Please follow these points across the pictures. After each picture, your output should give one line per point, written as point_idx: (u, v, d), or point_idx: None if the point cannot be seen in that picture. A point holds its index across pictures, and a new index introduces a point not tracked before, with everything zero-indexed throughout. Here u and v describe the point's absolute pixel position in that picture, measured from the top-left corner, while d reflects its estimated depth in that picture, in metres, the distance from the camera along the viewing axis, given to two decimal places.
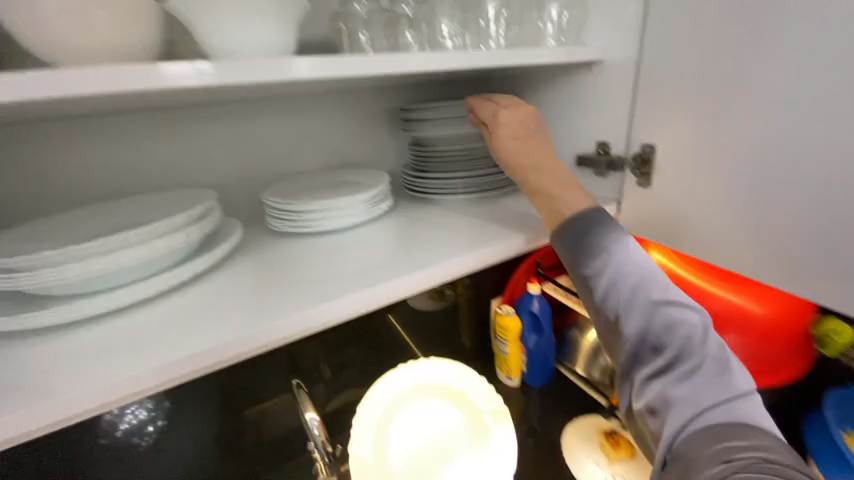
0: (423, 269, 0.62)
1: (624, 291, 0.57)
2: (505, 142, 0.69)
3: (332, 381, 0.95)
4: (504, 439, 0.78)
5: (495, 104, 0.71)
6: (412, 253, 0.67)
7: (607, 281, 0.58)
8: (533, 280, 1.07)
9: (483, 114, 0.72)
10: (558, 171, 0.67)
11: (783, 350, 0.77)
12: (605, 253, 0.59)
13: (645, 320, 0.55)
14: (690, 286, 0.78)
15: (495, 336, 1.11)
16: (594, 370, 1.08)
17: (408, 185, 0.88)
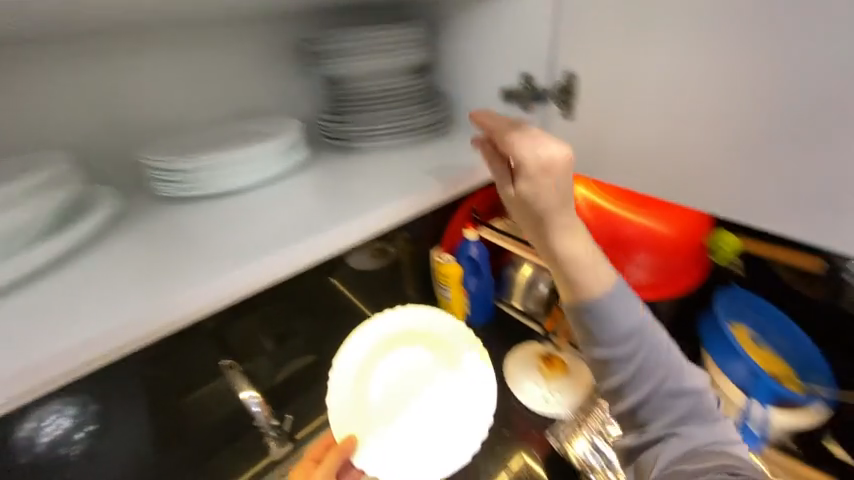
0: (346, 222, 0.59)
1: (652, 354, 0.64)
2: (547, 198, 0.58)
3: (275, 352, 1.01)
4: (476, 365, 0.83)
5: (534, 140, 0.57)
6: (332, 208, 0.62)
7: (629, 353, 0.64)
8: (470, 227, 1.16)
9: (518, 157, 0.57)
10: (584, 235, 0.63)
11: (687, 262, 0.82)
12: (629, 331, 0.63)
13: (664, 376, 0.65)
14: (607, 212, 0.83)
15: (438, 284, 1.19)
16: (530, 303, 1.17)
17: (327, 134, 0.79)
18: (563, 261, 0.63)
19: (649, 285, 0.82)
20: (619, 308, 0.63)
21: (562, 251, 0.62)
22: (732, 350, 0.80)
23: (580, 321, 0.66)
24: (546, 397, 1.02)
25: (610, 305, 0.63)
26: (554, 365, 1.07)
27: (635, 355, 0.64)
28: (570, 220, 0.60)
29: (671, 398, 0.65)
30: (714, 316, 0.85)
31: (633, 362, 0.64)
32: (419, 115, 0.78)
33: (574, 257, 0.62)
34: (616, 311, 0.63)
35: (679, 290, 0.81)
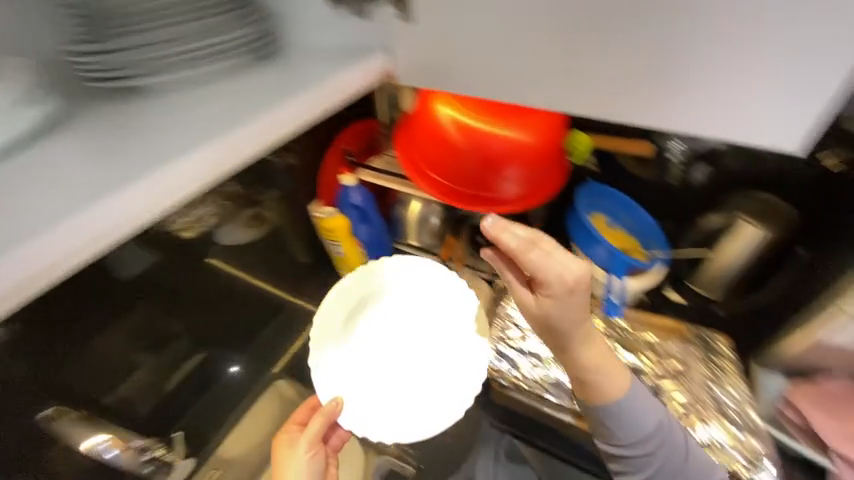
0: (139, 183, 0.50)
1: (657, 416, 0.73)
2: (554, 300, 0.68)
3: (161, 356, 0.91)
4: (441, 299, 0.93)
5: (552, 254, 0.65)
6: (115, 178, 0.51)
7: (646, 452, 0.73)
8: (346, 172, 1.05)
9: (544, 269, 0.66)
10: (599, 349, 0.73)
11: (549, 167, 0.85)
12: (648, 433, 0.72)
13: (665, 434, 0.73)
14: (471, 129, 0.80)
15: (328, 242, 1.11)
16: (424, 237, 1.16)
17: (92, 74, 0.61)
18: (579, 374, 0.73)
19: (517, 198, 0.85)
20: (634, 416, 0.72)
21: (579, 363, 0.72)
22: (592, 238, 0.90)
23: (597, 419, 0.74)
24: None
25: (622, 410, 0.72)
26: None
27: (650, 457, 0.73)
28: (578, 311, 0.69)
29: (668, 453, 0.73)
30: (575, 212, 0.93)
31: (644, 438, 0.72)
32: (225, 32, 0.61)
33: (587, 368, 0.72)
34: (636, 413, 0.72)
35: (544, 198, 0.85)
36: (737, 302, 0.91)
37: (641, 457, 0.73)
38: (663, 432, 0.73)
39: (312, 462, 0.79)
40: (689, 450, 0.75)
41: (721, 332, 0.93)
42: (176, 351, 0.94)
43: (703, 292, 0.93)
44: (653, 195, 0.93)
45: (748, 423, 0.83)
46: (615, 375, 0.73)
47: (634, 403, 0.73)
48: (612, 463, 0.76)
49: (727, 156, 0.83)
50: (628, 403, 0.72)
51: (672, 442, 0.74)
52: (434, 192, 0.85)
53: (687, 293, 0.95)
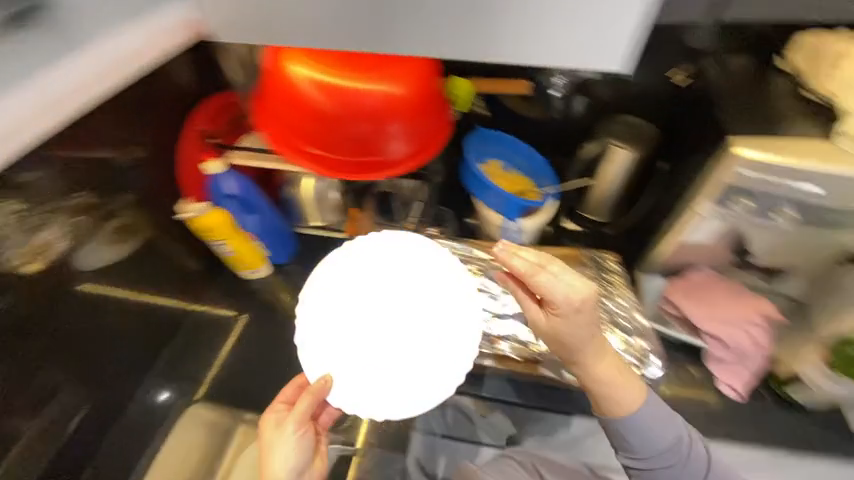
0: None
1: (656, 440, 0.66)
2: (562, 321, 0.66)
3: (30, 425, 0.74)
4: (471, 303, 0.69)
5: (548, 273, 0.63)
6: None
7: (667, 467, 0.67)
8: (210, 157, 0.90)
9: (545, 292, 0.64)
10: (612, 363, 0.68)
11: (431, 117, 0.78)
12: (664, 447, 0.66)
13: (664, 456, 0.66)
14: (335, 86, 0.68)
15: (209, 241, 0.96)
16: (328, 214, 1.08)
17: None
18: (593, 386, 0.68)
19: (406, 156, 0.78)
20: (655, 433, 0.66)
21: (591, 376, 0.68)
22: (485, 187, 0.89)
23: (613, 436, 0.68)
24: None
25: (640, 427, 0.66)
26: None
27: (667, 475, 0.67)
28: (581, 327, 0.65)
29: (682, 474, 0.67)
30: (467, 164, 0.93)
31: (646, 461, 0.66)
32: None
33: (597, 379, 0.67)
34: (656, 432, 0.66)
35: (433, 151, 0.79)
36: (625, 222, 0.98)
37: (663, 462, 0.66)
38: (684, 448, 0.67)
39: (304, 443, 0.68)
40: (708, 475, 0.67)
41: (612, 252, 0.97)
42: (55, 410, 0.77)
43: (596, 217, 0.99)
44: (545, 131, 0.98)
45: (639, 326, 0.83)
46: (630, 387, 0.67)
47: (652, 421, 0.66)
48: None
49: (598, 85, 0.89)
50: (646, 418, 0.66)
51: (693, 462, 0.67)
52: (314, 165, 0.76)
53: (584, 222, 1.00)
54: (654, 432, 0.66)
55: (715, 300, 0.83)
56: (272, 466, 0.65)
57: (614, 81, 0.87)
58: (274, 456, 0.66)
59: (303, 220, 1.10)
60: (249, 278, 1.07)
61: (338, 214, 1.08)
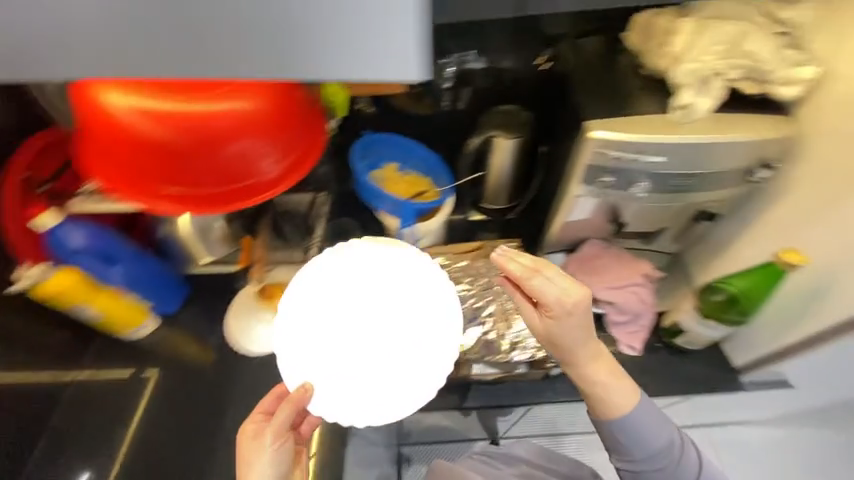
0: None
1: (644, 425, 0.69)
2: (552, 321, 0.67)
3: None
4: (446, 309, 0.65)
5: (541, 276, 0.65)
6: None
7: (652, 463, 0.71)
8: (41, 209, 0.75)
9: (537, 294, 0.65)
10: (603, 363, 0.71)
11: (294, 125, 0.66)
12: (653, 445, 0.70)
13: (655, 441, 0.69)
14: (163, 113, 0.59)
15: (67, 309, 0.81)
16: (216, 248, 0.98)
17: None
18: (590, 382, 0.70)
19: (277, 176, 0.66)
20: (647, 431, 0.69)
21: (581, 376, 0.71)
22: (374, 193, 0.85)
23: (610, 434, 0.71)
24: None
25: (632, 423, 0.69)
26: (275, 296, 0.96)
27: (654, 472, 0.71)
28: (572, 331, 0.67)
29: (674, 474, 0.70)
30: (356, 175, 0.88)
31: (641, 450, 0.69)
32: None
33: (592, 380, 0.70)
34: (645, 430, 0.69)
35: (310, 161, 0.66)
36: (523, 205, 1.00)
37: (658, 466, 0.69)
38: (671, 447, 0.70)
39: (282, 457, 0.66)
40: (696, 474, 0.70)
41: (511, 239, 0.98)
42: None
43: (497, 205, 1.00)
44: (436, 126, 0.99)
45: None
46: (619, 384, 0.69)
47: (640, 414, 0.69)
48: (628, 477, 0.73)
49: (475, 75, 0.91)
50: (636, 414, 0.69)
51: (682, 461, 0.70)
52: (175, 206, 0.63)
53: (486, 210, 1.01)
54: (643, 417, 0.69)
55: (604, 268, 0.85)
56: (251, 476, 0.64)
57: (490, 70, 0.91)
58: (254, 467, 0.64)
59: (191, 260, 0.99)
60: (134, 338, 0.93)
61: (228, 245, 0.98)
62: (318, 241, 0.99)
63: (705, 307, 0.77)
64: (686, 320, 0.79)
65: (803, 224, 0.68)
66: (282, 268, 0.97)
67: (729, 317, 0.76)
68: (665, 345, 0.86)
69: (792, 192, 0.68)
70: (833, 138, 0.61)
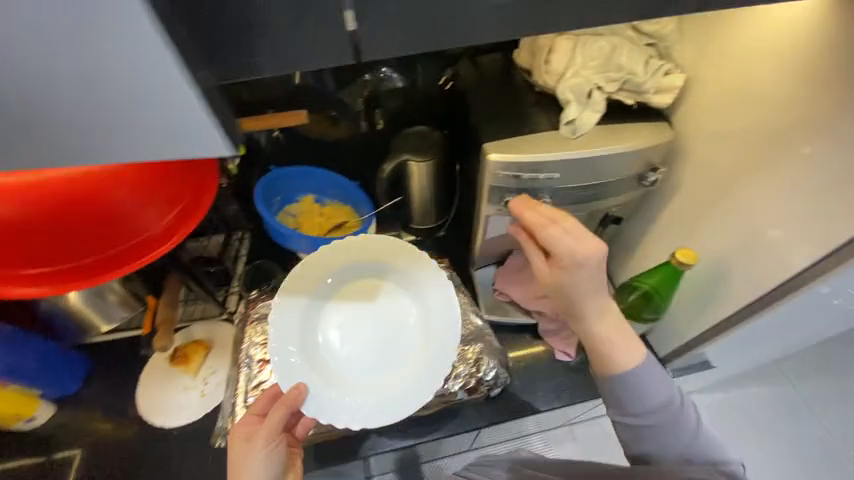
0: None
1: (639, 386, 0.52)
2: (560, 272, 0.56)
3: None
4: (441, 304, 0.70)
5: (553, 221, 0.57)
6: None
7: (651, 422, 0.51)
8: None
9: (545, 239, 0.57)
10: (615, 319, 0.55)
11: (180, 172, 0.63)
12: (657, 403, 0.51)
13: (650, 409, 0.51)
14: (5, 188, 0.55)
15: None
16: (116, 313, 0.89)
17: None
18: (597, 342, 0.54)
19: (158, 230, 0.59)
20: (649, 393, 0.51)
21: (590, 336, 0.55)
22: (286, 236, 0.79)
23: (611, 395, 0.53)
24: (208, 391, 0.86)
25: (637, 383, 0.52)
26: (192, 355, 0.87)
27: (654, 429, 0.51)
28: (579, 281, 0.54)
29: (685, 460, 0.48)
30: (261, 216, 0.80)
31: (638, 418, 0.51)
32: None
33: (606, 340, 0.54)
34: (650, 387, 0.51)
35: (199, 204, 0.59)
36: (449, 222, 0.99)
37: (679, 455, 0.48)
38: (683, 409, 0.52)
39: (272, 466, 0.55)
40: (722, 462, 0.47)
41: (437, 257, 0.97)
42: None
43: (422, 225, 0.97)
44: (351, 150, 0.97)
45: (475, 329, 0.78)
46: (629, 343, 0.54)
47: (650, 375, 0.52)
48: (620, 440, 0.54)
49: (387, 98, 0.89)
50: (641, 373, 0.52)
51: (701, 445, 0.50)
52: (33, 286, 0.54)
53: (415, 232, 0.98)
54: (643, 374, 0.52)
55: (527, 279, 0.86)
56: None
57: (397, 91, 0.88)
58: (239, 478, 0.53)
59: (92, 329, 0.89)
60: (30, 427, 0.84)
61: (131, 308, 0.89)
62: (236, 288, 0.93)
63: (627, 308, 0.77)
64: None
65: (692, 218, 0.72)
66: (200, 323, 0.91)
67: (646, 315, 0.78)
68: None
69: (682, 189, 0.73)
70: (705, 138, 0.66)
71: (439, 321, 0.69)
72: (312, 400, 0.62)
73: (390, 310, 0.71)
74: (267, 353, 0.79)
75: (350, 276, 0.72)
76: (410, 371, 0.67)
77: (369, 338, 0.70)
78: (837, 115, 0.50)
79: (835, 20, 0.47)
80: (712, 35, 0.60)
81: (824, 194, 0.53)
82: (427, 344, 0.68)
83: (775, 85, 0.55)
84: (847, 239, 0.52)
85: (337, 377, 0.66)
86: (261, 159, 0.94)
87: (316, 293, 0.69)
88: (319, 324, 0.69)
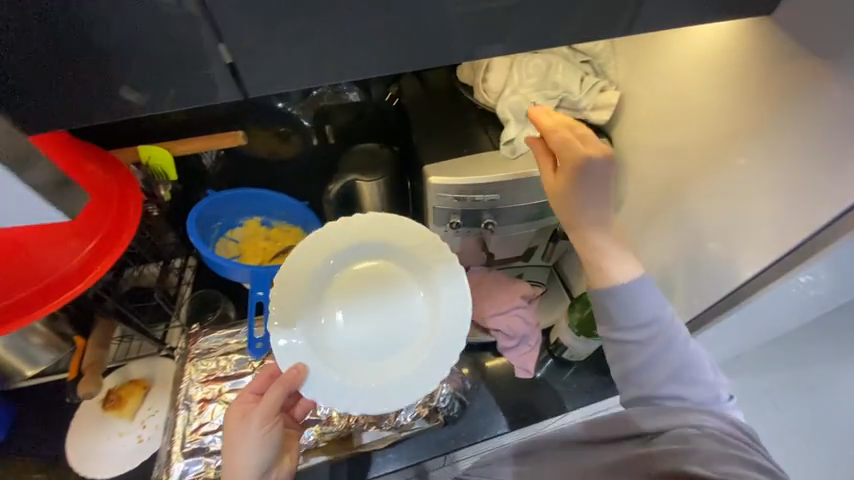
0: None
1: (640, 314, 0.51)
2: (567, 182, 0.52)
3: None
4: (456, 299, 0.61)
5: (569, 129, 0.52)
6: None
7: (642, 340, 0.51)
8: None
9: (559, 145, 0.52)
10: (617, 237, 0.54)
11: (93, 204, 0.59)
12: (648, 318, 0.51)
13: (648, 334, 0.51)
14: None
15: None
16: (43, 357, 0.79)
17: None
18: (588, 246, 0.53)
19: (74, 269, 0.57)
20: (641, 308, 0.51)
21: (590, 245, 0.53)
22: (223, 267, 0.72)
23: (604, 307, 0.53)
24: (146, 436, 0.79)
25: (633, 295, 0.51)
26: (127, 398, 0.80)
27: (642, 346, 0.51)
28: (587, 187, 0.51)
29: (676, 415, 0.48)
30: (196, 246, 0.74)
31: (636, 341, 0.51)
32: None
33: (599, 247, 0.53)
34: (643, 297, 0.51)
35: (127, 228, 0.60)
36: None
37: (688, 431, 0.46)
38: (677, 340, 0.51)
39: (266, 445, 0.54)
40: (718, 423, 0.46)
41: None
42: None
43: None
44: (299, 169, 0.94)
45: None
46: (625, 255, 0.53)
47: (646, 292, 0.51)
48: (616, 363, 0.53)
49: (335, 112, 0.87)
50: (637, 295, 0.51)
51: (699, 390, 0.50)
52: None
53: None
54: (644, 297, 0.51)
55: (484, 297, 0.84)
56: (232, 465, 0.52)
57: (346, 105, 0.86)
58: (233, 457, 0.53)
59: (15, 374, 0.79)
60: None
61: (58, 349, 0.79)
62: (177, 322, 0.86)
63: (579, 326, 0.78)
64: (565, 338, 0.81)
65: (638, 233, 0.72)
66: (137, 362, 0.84)
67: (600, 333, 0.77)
68: (553, 358, 0.87)
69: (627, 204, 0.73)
70: (643, 154, 0.66)
71: (449, 301, 0.62)
72: (312, 384, 0.56)
73: (394, 292, 0.63)
74: (208, 393, 0.73)
75: (350, 256, 0.64)
76: (417, 352, 0.60)
77: (372, 319, 0.63)
78: (764, 128, 0.49)
79: (755, 38, 0.47)
80: (644, 54, 0.61)
81: (757, 206, 0.52)
82: (437, 324, 0.61)
83: (701, 102, 0.55)
84: (782, 252, 0.51)
85: (335, 360, 0.59)
86: (203, 182, 0.89)
87: (318, 274, 0.63)
88: (319, 304, 0.62)
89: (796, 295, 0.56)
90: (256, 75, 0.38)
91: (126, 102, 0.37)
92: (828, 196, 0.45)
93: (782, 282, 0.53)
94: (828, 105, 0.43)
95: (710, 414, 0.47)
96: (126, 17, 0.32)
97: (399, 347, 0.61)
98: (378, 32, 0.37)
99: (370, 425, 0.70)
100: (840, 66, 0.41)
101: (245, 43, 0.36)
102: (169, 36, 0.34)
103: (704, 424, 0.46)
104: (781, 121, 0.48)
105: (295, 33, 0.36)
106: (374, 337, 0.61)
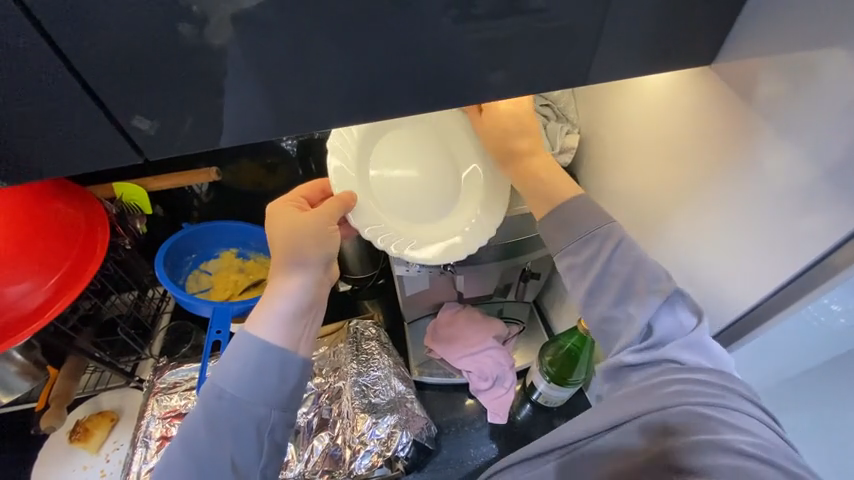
0: None
1: (584, 229, 0.54)
2: (503, 121, 0.57)
3: None
4: (477, 193, 0.62)
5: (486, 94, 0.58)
6: None
7: (582, 262, 0.53)
8: None
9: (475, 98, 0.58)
10: (542, 160, 0.58)
11: (56, 239, 0.60)
12: (588, 234, 0.53)
13: (590, 248, 0.53)
14: None
15: None
16: (19, 383, 0.73)
17: None
18: (530, 177, 0.57)
19: (38, 303, 0.57)
20: (579, 226, 0.54)
21: (523, 177, 0.57)
22: (190, 303, 0.74)
23: (563, 222, 0.55)
24: (109, 470, 0.78)
25: (565, 217, 0.55)
26: (93, 430, 0.79)
27: (588, 261, 0.53)
28: (516, 125, 0.57)
29: (682, 392, 0.44)
30: (161, 279, 0.76)
31: (584, 256, 0.53)
32: None
33: (534, 177, 0.57)
34: (584, 215, 0.54)
35: (92, 267, 0.61)
36: (382, 271, 0.93)
37: (690, 415, 0.42)
38: (619, 251, 0.52)
39: (327, 245, 0.55)
40: (739, 414, 0.42)
41: (366, 315, 0.89)
42: None
43: (357, 275, 0.90)
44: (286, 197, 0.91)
45: (395, 395, 0.75)
46: (558, 180, 0.57)
47: (586, 207, 0.55)
48: (573, 291, 0.54)
49: (315, 145, 0.85)
50: (570, 206, 0.55)
51: (650, 312, 0.49)
52: None
53: (349, 282, 0.91)
54: (554, 187, 0.56)
55: (456, 336, 0.82)
56: (285, 241, 0.54)
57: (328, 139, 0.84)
58: (290, 243, 0.54)
59: None
60: None
61: (34, 379, 0.73)
62: (148, 355, 0.86)
63: (552, 369, 0.77)
64: (539, 384, 0.78)
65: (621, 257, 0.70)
66: (109, 393, 0.84)
67: (574, 378, 0.76)
68: (530, 403, 0.83)
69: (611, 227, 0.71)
70: (626, 185, 0.66)
71: (486, 207, 0.61)
72: (357, 214, 0.57)
73: (446, 184, 0.62)
74: (167, 430, 0.73)
75: (413, 135, 0.62)
76: (454, 223, 0.61)
77: (418, 201, 0.61)
78: (732, 164, 0.49)
79: (702, 78, 0.49)
80: (608, 98, 0.64)
81: (752, 229, 0.48)
82: (473, 210, 0.61)
83: (667, 129, 0.56)
84: (786, 278, 0.46)
85: (386, 226, 0.58)
86: (179, 216, 0.90)
87: (379, 133, 0.60)
88: (369, 179, 0.60)
89: (793, 328, 0.51)
90: (191, 131, 0.40)
91: (56, 159, 0.39)
92: (835, 208, 0.41)
93: (790, 313, 0.48)
94: (796, 138, 0.42)
95: (723, 392, 0.44)
96: (60, 83, 0.34)
97: (436, 216, 0.61)
98: (315, 78, 0.39)
99: (324, 473, 0.70)
100: (807, 93, 0.41)
101: (180, 102, 0.38)
102: (95, 110, 0.36)
103: (712, 409, 0.42)
104: (756, 145, 0.46)
105: (233, 85, 0.38)
106: (417, 203, 0.61)
